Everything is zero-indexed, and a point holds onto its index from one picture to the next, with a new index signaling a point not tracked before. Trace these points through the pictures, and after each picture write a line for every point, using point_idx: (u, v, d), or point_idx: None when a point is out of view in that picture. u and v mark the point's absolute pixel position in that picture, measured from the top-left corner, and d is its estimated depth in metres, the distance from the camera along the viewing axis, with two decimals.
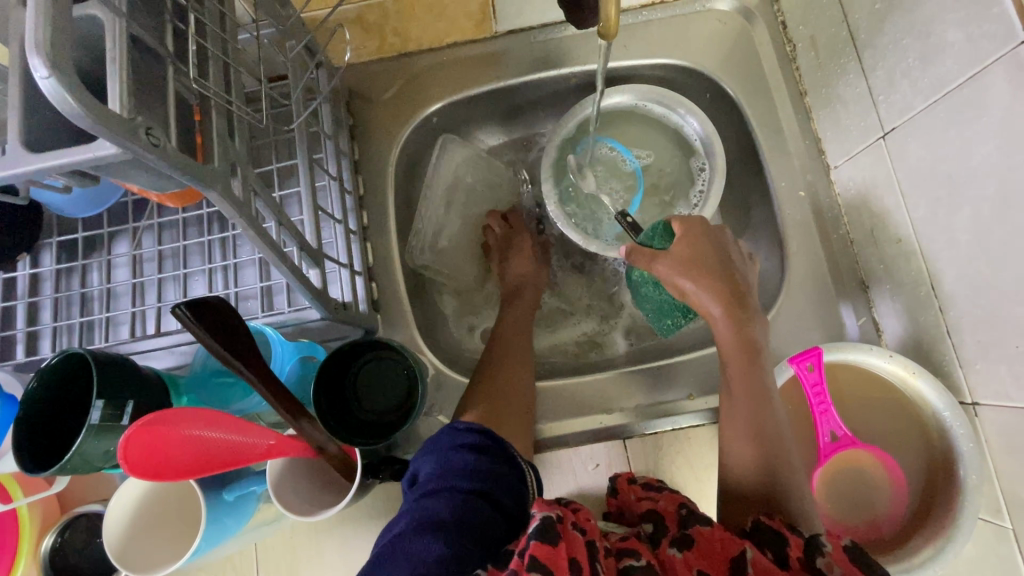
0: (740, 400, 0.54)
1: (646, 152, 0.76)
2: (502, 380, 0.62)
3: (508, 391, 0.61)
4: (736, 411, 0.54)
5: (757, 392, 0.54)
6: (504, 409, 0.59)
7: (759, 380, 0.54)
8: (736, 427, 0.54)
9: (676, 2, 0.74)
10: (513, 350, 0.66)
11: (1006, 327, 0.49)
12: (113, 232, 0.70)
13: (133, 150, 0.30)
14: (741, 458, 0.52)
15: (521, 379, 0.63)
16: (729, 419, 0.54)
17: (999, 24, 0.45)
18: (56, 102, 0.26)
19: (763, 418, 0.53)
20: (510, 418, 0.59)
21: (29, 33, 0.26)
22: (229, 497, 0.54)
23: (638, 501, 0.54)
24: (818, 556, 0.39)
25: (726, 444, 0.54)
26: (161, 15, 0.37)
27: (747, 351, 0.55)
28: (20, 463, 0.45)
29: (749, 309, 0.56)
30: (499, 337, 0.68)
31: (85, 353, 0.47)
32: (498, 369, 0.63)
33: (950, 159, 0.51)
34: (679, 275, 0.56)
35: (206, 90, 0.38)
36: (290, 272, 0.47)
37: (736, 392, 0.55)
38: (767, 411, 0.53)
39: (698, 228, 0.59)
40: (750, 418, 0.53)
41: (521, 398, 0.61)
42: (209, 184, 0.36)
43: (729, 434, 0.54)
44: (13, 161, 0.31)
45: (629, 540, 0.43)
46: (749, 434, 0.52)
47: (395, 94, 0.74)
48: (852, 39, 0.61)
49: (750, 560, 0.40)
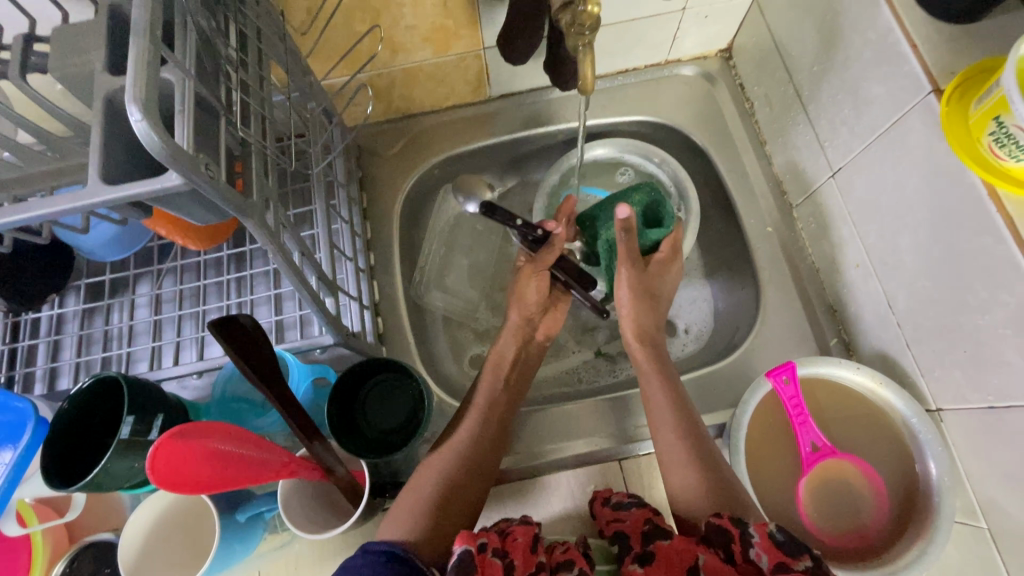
0: (662, 419, 0.61)
1: (623, 171, 0.85)
2: (458, 461, 0.60)
3: (460, 478, 0.59)
4: (661, 429, 0.61)
5: (683, 409, 0.61)
6: (467, 474, 0.59)
7: (681, 400, 0.62)
8: (675, 443, 0.59)
9: (647, 69, 0.84)
10: (483, 422, 0.63)
11: (954, 335, 0.54)
12: (138, 274, 0.75)
13: (194, 181, 0.37)
14: (681, 471, 0.57)
15: (480, 461, 0.61)
16: (660, 437, 0.60)
17: (909, 79, 0.54)
18: (144, 141, 0.33)
19: (692, 431, 0.59)
20: (470, 484, 0.59)
21: (130, 90, 0.33)
22: (240, 518, 0.56)
23: (609, 523, 0.57)
24: (750, 548, 0.44)
25: (664, 463, 0.59)
26: (215, 79, 0.44)
27: (666, 377, 0.65)
28: (47, 482, 0.47)
29: (655, 346, 0.69)
30: (477, 395, 0.66)
31: (117, 376, 0.51)
32: (461, 442, 0.61)
33: (888, 192, 0.59)
34: (625, 293, 0.69)
35: (249, 137, 0.45)
36: (312, 299, 0.53)
37: (659, 412, 0.62)
38: (693, 425, 0.60)
39: (642, 279, 0.70)
40: (677, 431, 0.59)
41: (472, 486, 0.59)
42: (247, 214, 0.42)
43: (666, 453, 0.59)
44: (92, 193, 0.37)
45: (568, 548, 0.47)
46: (682, 448, 0.58)
47: (400, 149, 0.83)
48: (799, 96, 0.71)
49: (703, 564, 0.45)
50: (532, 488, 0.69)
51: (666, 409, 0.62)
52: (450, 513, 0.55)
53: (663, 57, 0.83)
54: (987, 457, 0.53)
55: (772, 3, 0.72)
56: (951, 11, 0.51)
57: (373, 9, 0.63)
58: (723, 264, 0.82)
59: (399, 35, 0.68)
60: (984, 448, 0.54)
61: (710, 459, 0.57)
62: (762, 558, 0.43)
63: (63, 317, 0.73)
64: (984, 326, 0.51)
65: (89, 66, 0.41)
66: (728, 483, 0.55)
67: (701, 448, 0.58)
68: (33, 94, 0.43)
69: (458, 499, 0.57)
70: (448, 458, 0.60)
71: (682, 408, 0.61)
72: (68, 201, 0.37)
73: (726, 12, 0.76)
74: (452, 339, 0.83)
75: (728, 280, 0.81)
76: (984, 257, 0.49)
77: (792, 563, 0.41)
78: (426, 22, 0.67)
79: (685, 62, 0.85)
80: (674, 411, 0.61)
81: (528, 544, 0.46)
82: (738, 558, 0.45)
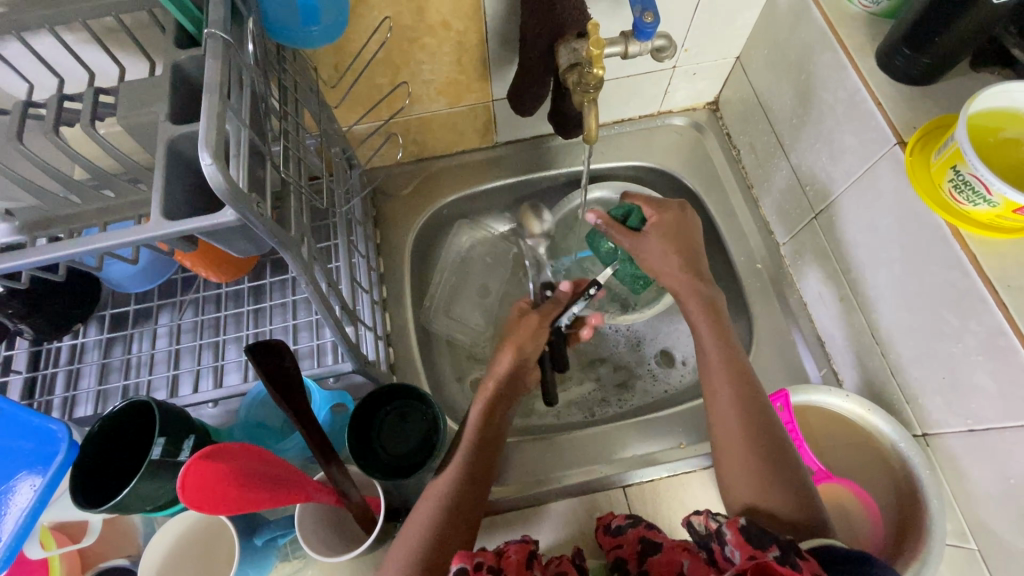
0: (728, 426, 0.59)
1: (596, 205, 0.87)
2: (458, 484, 0.59)
3: (452, 515, 0.56)
4: (727, 437, 0.58)
5: (757, 417, 0.58)
6: (460, 510, 0.57)
7: (755, 405, 0.59)
8: (731, 439, 0.58)
9: (641, 119, 0.92)
10: (478, 441, 0.62)
11: (934, 362, 0.58)
12: (160, 305, 0.77)
13: (247, 216, 0.41)
14: (750, 477, 0.55)
15: (478, 481, 0.60)
16: (727, 442, 0.58)
17: (878, 133, 0.60)
18: (212, 181, 0.37)
19: (772, 439, 0.57)
20: (463, 520, 0.57)
21: (202, 138, 0.38)
22: (257, 541, 0.58)
23: (610, 551, 0.58)
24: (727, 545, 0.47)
25: (724, 468, 0.58)
26: (263, 128, 0.49)
27: (739, 381, 0.61)
28: (73, 499, 0.49)
29: (731, 349, 0.64)
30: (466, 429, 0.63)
31: (148, 401, 0.53)
32: (460, 464, 0.60)
33: (865, 232, 0.64)
34: (650, 257, 0.70)
35: (289, 178, 0.50)
36: (337, 328, 0.56)
37: (723, 405, 0.60)
38: (771, 431, 0.58)
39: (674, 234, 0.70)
40: (750, 439, 0.57)
41: (472, 507, 0.58)
42: (287, 247, 0.46)
43: (720, 420, 0.60)
44: (153, 227, 0.41)
45: (562, 560, 0.50)
46: (756, 455, 0.56)
47: (412, 190, 0.88)
48: (781, 145, 0.78)
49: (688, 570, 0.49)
50: (539, 515, 0.70)
51: (738, 415, 0.59)
52: (450, 536, 0.55)
53: (655, 109, 0.90)
54: (971, 478, 0.57)
55: (752, 63, 0.80)
56: (908, 74, 0.58)
57: (395, 66, 0.70)
58: None
59: (418, 87, 0.74)
60: (969, 471, 0.57)
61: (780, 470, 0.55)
62: (736, 554, 0.46)
63: (83, 347, 0.75)
64: (959, 353, 0.55)
65: (153, 116, 0.46)
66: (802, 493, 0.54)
67: (776, 456, 0.56)
68: (95, 138, 0.47)
69: (461, 525, 0.56)
70: (437, 497, 0.58)
71: (758, 416, 0.58)
72: (130, 234, 0.41)
73: (712, 70, 0.84)
74: (458, 368, 0.86)
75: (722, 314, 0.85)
76: (955, 290, 0.54)
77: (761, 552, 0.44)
78: (442, 78, 0.74)
79: (675, 112, 0.92)
80: (745, 421, 0.58)
81: (522, 560, 0.47)
82: (719, 557, 0.48)
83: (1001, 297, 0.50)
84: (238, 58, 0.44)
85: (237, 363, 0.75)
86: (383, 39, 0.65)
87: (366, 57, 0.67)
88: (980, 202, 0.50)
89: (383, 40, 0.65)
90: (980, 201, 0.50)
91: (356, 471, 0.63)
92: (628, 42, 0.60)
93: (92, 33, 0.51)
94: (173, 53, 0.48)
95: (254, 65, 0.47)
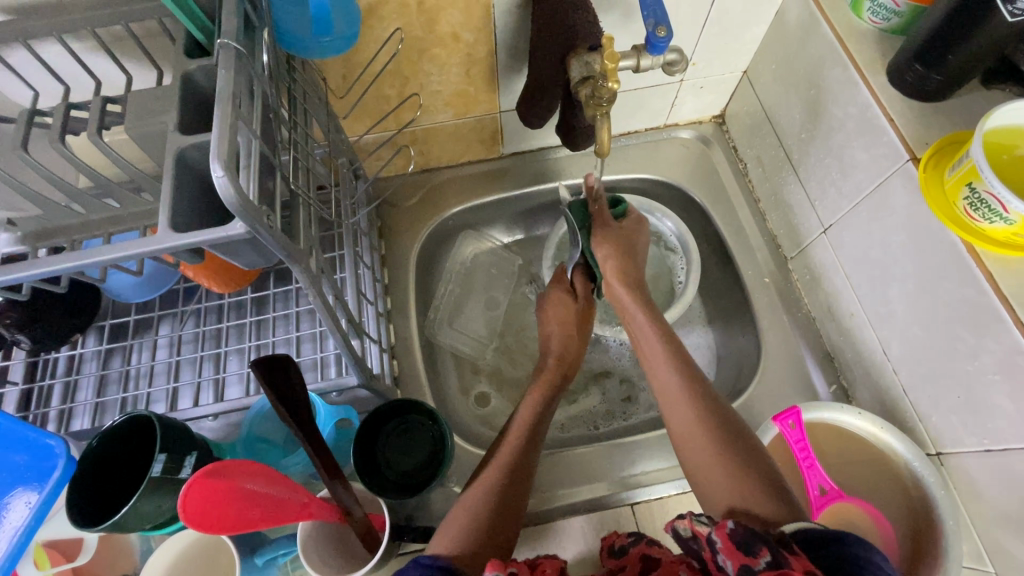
0: (688, 425, 0.59)
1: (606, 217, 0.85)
2: (515, 460, 0.59)
3: (507, 492, 0.56)
4: (687, 432, 0.58)
5: (711, 414, 0.59)
6: (514, 486, 0.57)
7: (706, 402, 0.60)
8: (697, 438, 0.57)
9: (648, 131, 0.91)
10: (527, 447, 0.61)
11: (950, 380, 0.57)
12: (161, 315, 0.76)
13: (257, 229, 0.40)
14: (720, 473, 0.54)
15: (519, 486, 0.58)
16: (691, 443, 0.58)
17: (890, 148, 0.60)
18: (223, 193, 0.36)
19: (728, 432, 0.57)
20: (516, 498, 0.57)
21: (214, 149, 0.37)
22: (258, 560, 0.58)
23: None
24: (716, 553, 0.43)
25: (694, 469, 0.56)
26: (274, 139, 0.48)
27: (687, 382, 0.62)
28: (70, 518, 0.48)
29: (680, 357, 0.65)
30: (521, 413, 0.65)
31: (149, 415, 0.52)
32: (505, 466, 0.58)
33: (876, 247, 0.64)
34: (609, 243, 0.73)
35: (298, 190, 0.50)
36: (344, 341, 0.55)
37: (677, 403, 0.61)
38: (728, 425, 0.58)
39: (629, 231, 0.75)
40: (709, 433, 0.57)
41: (515, 512, 0.56)
42: (297, 260, 0.45)
43: (676, 423, 0.60)
44: (161, 239, 0.40)
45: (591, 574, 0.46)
46: (716, 448, 0.55)
47: (417, 201, 0.88)
48: (789, 159, 0.78)
49: None
50: (546, 534, 0.69)
51: (692, 412, 0.59)
52: (506, 513, 0.55)
53: (662, 122, 0.90)
54: (990, 499, 0.56)
55: (760, 77, 0.80)
56: (920, 90, 0.58)
57: (404, 77, 0.70)
58: (724, 311, 0.86)
59: (427, 98, 0.74)
60: (986, 491, 0.56)
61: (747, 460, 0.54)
62: (727, 564, 0.42)
63: (82, 357, 0.74)
64: (974, 371, 0.54)
65: (162, 126, 0.46)
66: (774, 482, 0.52)
67: (737, 446, 0.55)
68: (102, 148, 0.46)
69: (515, 501, 0.56)
70: (493, 471, 0.58)
71: (710, 410, 0.59)
72: (137, 246, 0.40)
73: (719, 83, 0.84)
74: (463, 382, 0.85)
75: (729, 328, 0.85)
76: (970, 307, 0.54)
77: (752, 563, 0.40)
78: (451, 88, 0.73)
79: (682, 126, 0.92)
80: (699, 417, 0.59)
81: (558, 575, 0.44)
82: (714, 566, 0.44)
83: (1018, 315, 0.50)
84: (251, 69, 0.43)
85: (239, 376, 0.73)
86: (393, 50, 0.65)
87: (376, 67, 0.67)
88: (996, 220, 0.50)
89: (394, 51, 0.65)
90: (996, 219, 0.50)
91: (361, 488, 0.62)
92: (640, 55, 0.60)
93: (100, 41, 0.50)
94: (183, 63, 0.47)
95: (266, 76, 0.46)
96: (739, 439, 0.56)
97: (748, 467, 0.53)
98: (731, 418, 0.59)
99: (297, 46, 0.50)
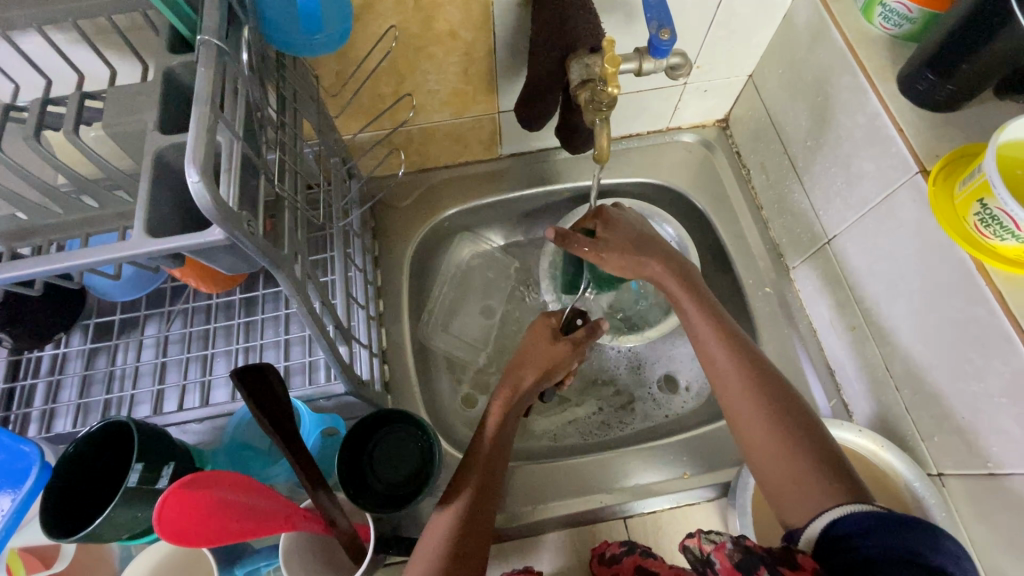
0: (733, 384, 0.58)
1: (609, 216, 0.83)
2: (480, 481, 0.58)
3: (474, 514, 0.56)
4: (728, 384, 0.59)
5: (773, 399, 0.56)
6: (480, 506, 0.57)
7: (745, 354, 0.60)
8: (733, 388, 0.58)
9: (650, 134, 0.89)
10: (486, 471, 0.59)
11: (956, 400, 0.56)
12: (148, 314, 0.74)
13: (236, 236, 0.38)
14: (782, 465, 0.53)
15: (481, 522, 0.56)
16: (745, 429, 0.56)
17: (898, 160, 0.58)
18: (198, 200, 0.35)
19: (779, 406, 0.56)
20: (484, 518, 0.56)
21: (190, 152, 0.35)
22: (239, 571, 0.57)
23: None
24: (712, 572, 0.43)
25: (738, 420, 0.57)
26: (259, 139, 0.46)
27: (746, 363, 0.59)
28: (45, 529, 0.46)
29: (734, 335, 0.62)
30: (487, 425, 0.62)
31: (128, 421, 0.50)
32: (458, 506, 0.56)
33: (882, 260, 0.62)
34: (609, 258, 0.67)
35: (284, 192, 0.48)
36: (330, 348, 0.53)
37: (714, 354, 0.61)
38: (791, 409, 0.56)
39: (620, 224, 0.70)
40: (769, 422, 0.55)
41: (478, 550, 0.54)
42: (280, 267, 0.44)
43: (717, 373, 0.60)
44: (136, 244, 0.38)
45: None
46: (779, 439, 0.54)
47: (413, 202, 0.86)
48: (794, 166, 0.76)
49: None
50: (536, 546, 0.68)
51: (751, 398, 0.57)
52: (473, 534, 0.55)
53: (665, 125, 0.88)
54: (992, 523, 0.54)
55: (766, 81, 0.78)
56: (930, 100, 0.56)
57: (400, 75, 0.68)
58: None
59: (423, 98, 0.72)
60: (989, 515, 0.55)
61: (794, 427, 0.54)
62: None
63: (66, 356, 0.72)
64: (981, 393, 0.53)
65: (141, 124, 0.44)
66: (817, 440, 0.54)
67: (793, 425, 0.54)
68: (79, 146, 0.44)
69: (485, 522, 0.56)
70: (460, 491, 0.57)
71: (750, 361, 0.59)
72: (109, 250, 0.38)
73: (724, 87, 0.82)
74: (455, 387, 0.83)
75: None
76: (977, 327, 0.52)
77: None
78: (448, 88, 0.71)
79: (685, 129, 0.90)
80: (749, 389, 0.57)
81: None
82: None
83: None
84: (233, 67, 0.41)
85: (226, 379, 0.71)
86: (388, 47, 0.63)
87: (370, 65, 0.65)
88: (1007, 237, 0.48)
89: (388, 48, 0.63)
90: (1007, 235, 0.48)
91: (346, 498, 0.60)
92: (643, 59, 0.58)
93: (82, 34, 0.48)
94: (165, 58, 0.45)
95: (250, 75, 0.44)
96: (778, 390, 0.57)
97: (809, 458, 0.52)
98: (788, 390, 0.58)
99: (290, 43, 0.48)
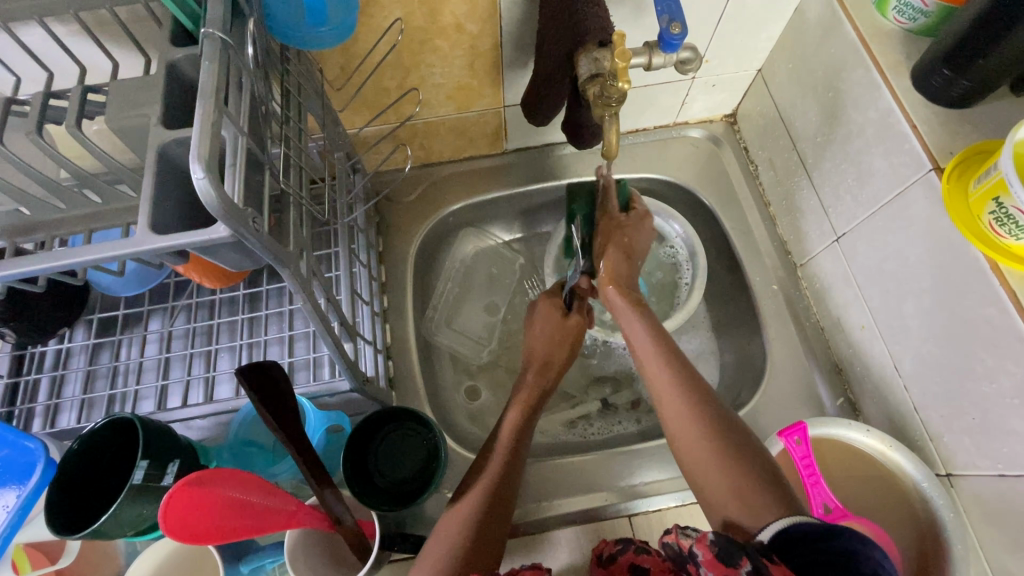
0: (670, 398, 0.59)
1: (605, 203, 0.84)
2: (500, 479, 0.57)
3: (490, 509, 0.55)
4: (667, 397, 0.59)
5: (711, 420, 0.56)
6: (495, 504, 0.56)
7: (682, 369, 0.61)
8: (672, 401, 0.59)
9: (658, 129, 0.88)
10: (507, 468, 0.58)
11: (966, 400, 0.55)
12: (152, 309, 0.73)
13: (241, 233, 0.37)
14: (721, 489, 0.51)
15: (499, 516, 0.55)
16: (687, 444, 0.56)
17: (911, 157, 0.57)
18: (202, 196, 0.34)
19: (717, 420, 0.56)
20: (500, 513, 0.55)
21: (194, 148, 0.35)
22: (244, 568, 0.58)
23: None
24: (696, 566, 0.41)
25: (676, 434, 0.57)
26: (264, 135, 0.46)
27: (687, 384, 0.59)
28: (47, 525, 0.46)
29: (683, 366, 0.61)
30: (504, 426, 0.62)
31: (131, 418, 0.50)
32: (480, 491, 0.56)
33: (893, 259, 0.61)
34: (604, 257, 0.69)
35: (289, 188, 0.47)
36: (336, 346, 0.53)
37: (654, 368, 0.62)
38: (722, 422, 0.56)
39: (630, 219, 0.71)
40: (705, 434, 0.55)
41: (494, 539, 0.53)
42: (285, 265, 0.43)
43: (658, 387, 0.61)
44: (140, 241, 0.37)
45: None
46: (715, 458, 0.53)
47: (416, 197, 0.85)
48: (803, 163, 0.75)
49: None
50: (541, 543, 0.68)
51: (692, 421, 0.56)
52: (489, 529, 0.54)
53: (672, 119, 0.87)
54: (1000, 524, 0.54)
55: (776, 76, 0.77)
56: (945, 96, 0.55)
57: (405, 68, 0.67)
58: (730, 317, 0.84)
59: (428, 92, 0.71)
60: (997, 515, 0.54)
61: (730, 441, 0.54)
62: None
63: (69, 352, 0.71)
64: (991, 393, 0.52)
65: (144, 119, 0.43)
66: (755, 454, 0.53)
67: (728, 437, 0.54)
68: (82, 141, 0.44)
69: (499, 521, 0.55)
70: (476, 488, 0.56)
71: (688, 378, 0.60)
72: (111, 247, 0.37)
73: (732, 81, 0.81)
74: (460, 384, 0.83)
75: (735, 335, 0.82)
76: (989, 327, 0.51)
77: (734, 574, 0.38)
78: (453, 82, 0.70)
79: (693, 124, 0.89)
80: (684, 402, 0.58)
81: None
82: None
83: None
84: (237, 61, 0.41)
85: (230, 374, 0.71)
86: (393, 40, 0.62)
87: (375, 58, 0.64)
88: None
89: (394, 42, 0.62)
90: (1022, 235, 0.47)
91: (351, 496, 0.60)
92: (652, 53, 0.57)
93: (85, 26, 0.48)
94: (168, 51, 0.44)
95: (254, 69, 0.44)
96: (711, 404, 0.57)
97: (749, 479, 0.51)
98: (720, 406, 0.58)
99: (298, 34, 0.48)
